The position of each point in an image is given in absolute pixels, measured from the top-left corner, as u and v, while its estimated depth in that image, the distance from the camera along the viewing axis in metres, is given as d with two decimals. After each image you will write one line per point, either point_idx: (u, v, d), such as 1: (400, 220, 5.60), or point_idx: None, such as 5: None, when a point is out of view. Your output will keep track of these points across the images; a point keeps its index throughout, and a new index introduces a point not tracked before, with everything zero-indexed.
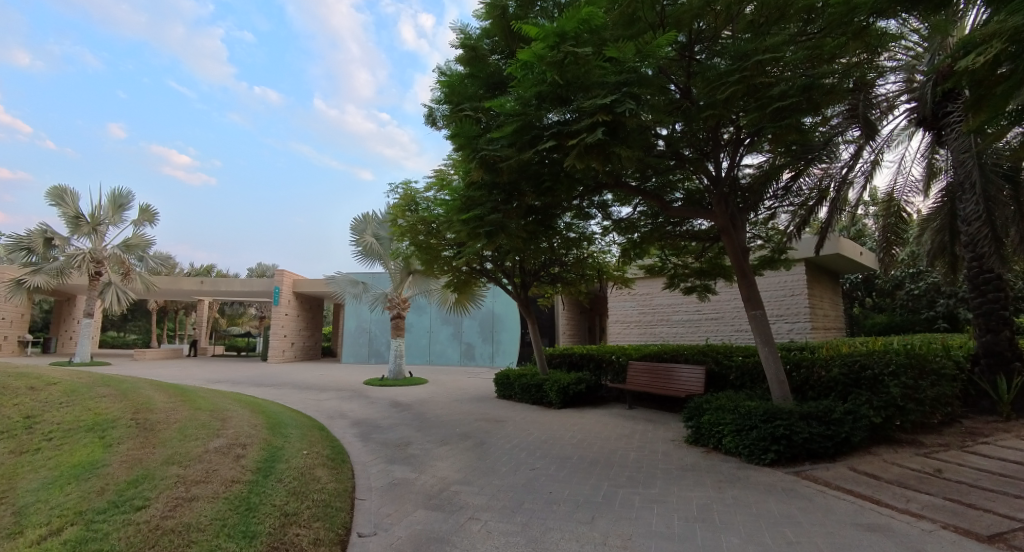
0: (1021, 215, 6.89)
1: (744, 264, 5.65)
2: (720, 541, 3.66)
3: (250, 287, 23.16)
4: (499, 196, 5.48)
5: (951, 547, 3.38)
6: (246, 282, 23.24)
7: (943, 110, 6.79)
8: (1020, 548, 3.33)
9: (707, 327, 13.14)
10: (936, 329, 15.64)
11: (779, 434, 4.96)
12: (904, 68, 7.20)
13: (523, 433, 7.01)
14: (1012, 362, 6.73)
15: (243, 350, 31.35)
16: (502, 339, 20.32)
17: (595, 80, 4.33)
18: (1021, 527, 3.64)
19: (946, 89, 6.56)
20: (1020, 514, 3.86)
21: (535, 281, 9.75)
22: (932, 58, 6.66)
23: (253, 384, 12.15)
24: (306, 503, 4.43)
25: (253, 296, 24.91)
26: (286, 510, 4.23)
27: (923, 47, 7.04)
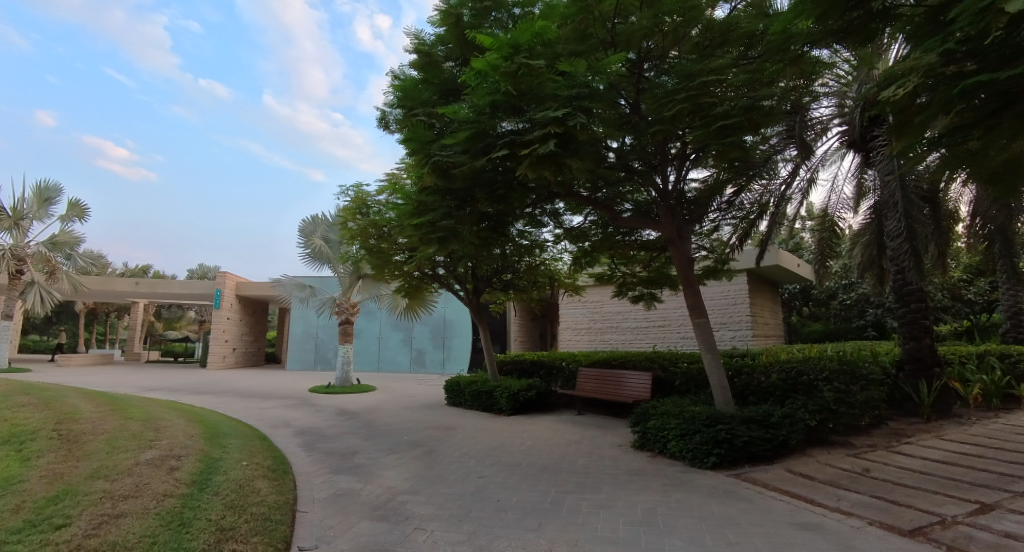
0: (939, 232, 7.46)
1: (690, 274, 5.81)
2: (664, 544, 3.75)
3: (192, 289, 22.02)
4: (452, 202, 5.42)
5: (876, 543, 3.60)
6: (187, 284, 22.01)
7: (870, 134, 7.25)
8: (937, 542, 3.60)
9: (655, 334, 13.50)
10: (865, 336, 16.77)
11: (721, 438, 5.10)
12: (833, 94, 7.54)
13: (472, 441, 6.96)
14: (932, 367, 7.18)
15: (182, 354, 29.70)
16: (453, 345, 20.20)
17: (548, 92, 4.43)
18: (938, 522, 3.93)
19: (873, 115, 6.91)
20: (938, 509, 4.18)
21: (487, 287, 9.74)
22: (861, 86, 6.99)
23: (190, 392, 11.47)
24: (243, 517, 4.22)
25: (195, 298, 23.64)
26: (224, 525, 4.01)
27: (850, 76, 7.33)
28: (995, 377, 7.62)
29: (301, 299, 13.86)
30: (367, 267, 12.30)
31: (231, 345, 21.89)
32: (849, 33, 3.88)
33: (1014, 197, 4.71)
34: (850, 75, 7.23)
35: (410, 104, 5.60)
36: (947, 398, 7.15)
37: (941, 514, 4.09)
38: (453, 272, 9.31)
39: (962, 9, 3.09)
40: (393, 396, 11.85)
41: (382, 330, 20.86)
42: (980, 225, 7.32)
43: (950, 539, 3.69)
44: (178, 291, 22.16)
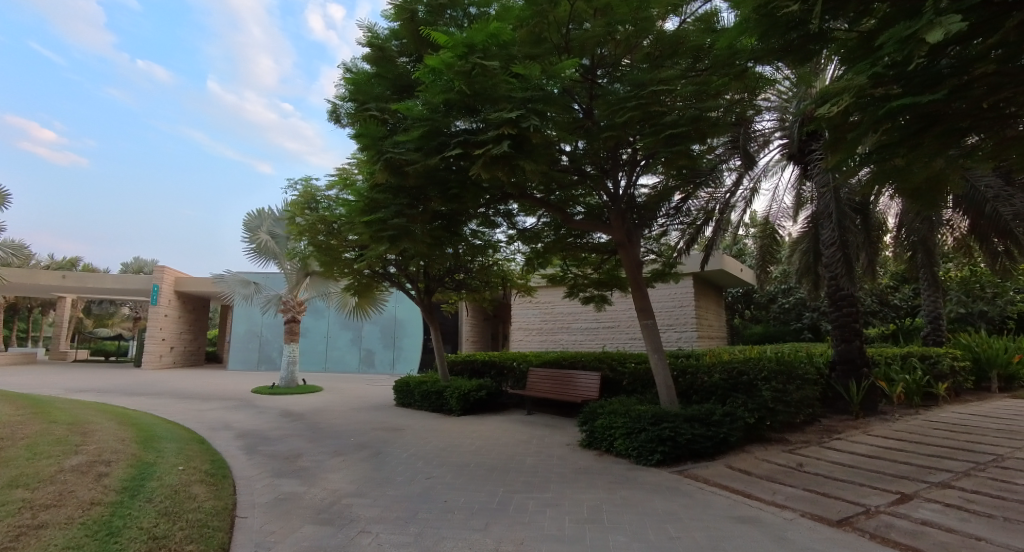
0: (869, 242, 7.95)
1: (639, 277, 5.96)
2: (608, 540, 3.83)
3: (127, 285, 20.76)
4: (405, 200, 5.35)
5: (806, 534, 3.82)
6: (122, 279, 20.67)
7: (808, 148, 7.64)
8: (861, 531, 3.86)
9: (605, 335, 13.78)
10: (801, 338, 17.75)
11: (665, 436, 5.24)
12: (775, 108, 7.84)
13: (421, 441, 6.90)
14: (862, 368, 7.62)
15: (115, 353, 27.90)
16: (404, 345, 19.98)
17: (502, 94, 4.44)
18: (863, 512, 4.21)
19: (811, 130, 7.31)
20: (864, 500, 4.46)
21: (440, 287, 9.66)
22: (799, 103, 7.36)
23: (122, 394, 10.78)
24: (178, 524, 4.00)
25: (132, 293, 22.29)
26: (157, 533, 3.78)
27: (790, 92, 7.60)
28: (916, 376, 8.21)
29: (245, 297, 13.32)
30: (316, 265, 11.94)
31: (168, 343, 20.78)
32: (789, 51, 4.08)
33: (931, 211, 5.10)
34: (791, 91, 7.52)
35: (363, 98, 5.50)
36: (874, 396, 7.63)
37: (865, 505, 4.37)
38: (405, 270, 9.18)
39: (888, 36, 3.32)
40: (341, 396, 11.56)
41: (330, 328, 20.37)
42: (905, 235, 7.86)
43: (873, 528, 3.96)
44: (112, 286, 20.83)
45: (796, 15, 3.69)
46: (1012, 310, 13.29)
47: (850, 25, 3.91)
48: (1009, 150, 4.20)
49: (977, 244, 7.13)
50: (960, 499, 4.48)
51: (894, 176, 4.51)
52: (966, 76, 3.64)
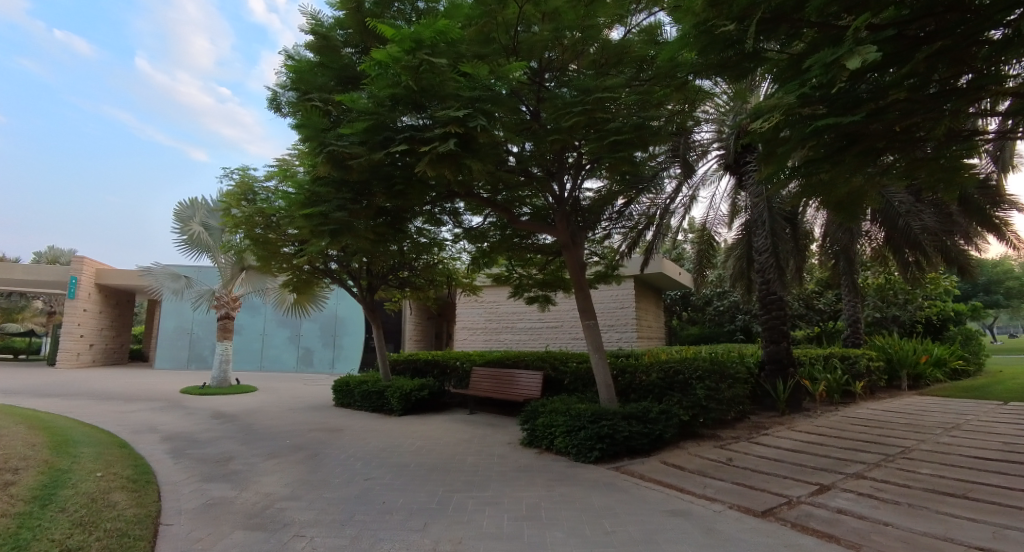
0: (797, 250, 8.44)
1: (581, 278, 6.07)
2: (545, 537, 3.90)
3: (41, 276, 19.16)
4: (348, 194, 5.28)
5: (733, 525, 4.01)
6: (36, 270, 19.08)
7: (743, 159, 8.02)
8: (783, 520, 4.10)
9: (548, 335, 13.98)
10: (734, 339, 18.68)
11: (603, 434, 5.36)
12: (712, 121, 8.15)
13: (360, 442, 6.78)
14: (787, 368, 8.09)
15: (25, 350, 25.64)
16: (345, 343, 19.53)
17: (450, 92, 4.40)
18: (785, 503, 4.48)
19: (745, 143, 7.68)
20: (787, 491, 4.75)
21: (383, 284, 9.57)
22: (734, 117, 7.75)
23: (31, 395, 9.93)
24: (95, 535, 3.74)
25: (48, 286, 20.57)
26: (69, 544, 3.52)
27: (727, 106, 7.96)
28: (836, 375, 8.80)
29: (175, 292, 12.61)
30: (253, 260, 11.43)
31: (87, 340, 19.35)
32: (726, 67, 4.26)
33: (850, 223, 5.46)
34: (728, 105, 7.86)
35: (304, 87, 5.35)
36: (798, 394, 8.11)
37: (788, 496, 4.65)
38: (347, 267, 8.95)
39: (815, 60, 3.54)
40: (278, 397, 11.12)
41: (265, 326, 19.70)
42: (829, 245, 8.43)
43: (794, 518, 4.22)
44: (23, 277, 19.18)
45: (732, 33, 3.87)
46: (921, 315, 14.53)
47: (781, 46, 4.14)
48: (918, 170, 4.60)
49: (892, 254, 7.72)
50: (872, 488, 4.85)
51: (817, 189, 4.80)
52: (882, 101, 3.94)
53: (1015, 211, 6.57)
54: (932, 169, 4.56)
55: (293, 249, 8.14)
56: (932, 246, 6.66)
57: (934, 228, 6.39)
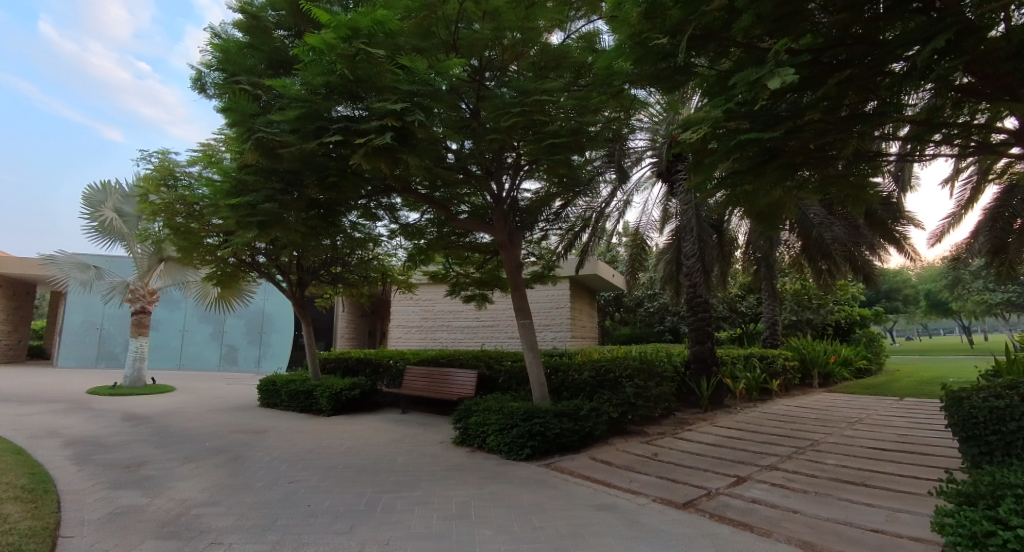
0: (722, 256, 8.92)
1: (518, 278, 6.13)
2: (473, 535, 3.90)
3: None
4: (278, 184, 5.13)
5: (656, 517, 4.16)
6: None
7: (674, 168, 8.37)
8: (703, 512, 4.30)
9: (483, 334, 14.05)
10: (663, 339, 19.51)
11: (535, 431, 5.46)
12: (646, 129, 8.37)
13: (286, 444, 6.57)
14: (711, 366, 8.53)
15: None
16: (272, 341, 19.24)
17: (387, 84, 4.27)
18: (705, 494, 4.72)
19: (676, 153, 8.01)
20: (707, 483, 5.00)
21: (314, 279, 9.38)
22: (665, 128, 8.07)
23: None
24: None
25: None
26: None
27: (660, 116, 8.24)
28: (755, 374, 9.39)
29: (83, 283, 11.78)
30: (173, 251, 10.73)
31: None
32: (661, 78, 4.37)
33: (770, 232, 5.77)
34: (661, 115, 8.13)
35: (231, 69, 5.11)
36: (720, 391, 8.60)
37: (708, 488, 4.90)
38: (275, 261, 8.58)
39: (740, 77, 3.72)
40: (199, 397, 10.52)
41: (185, 322, 18.84)
42: (752, 252, 8.96)
43: (713, 508, 4.45)
44: None
45: (665, 46, 3.98)
46: (831, 318, 15.77)
47: (711, 63, 4.30)
48: (830, 186, 4.96)
49: (807, 262, 8.30)
50: (783, 479, 5.21)
51: (740, 199, 5.06)
52: (800, 119, 4.18)
53: (911, 226, 7.31)
54: (840, 182, 4.89)
55: (216, 240, 7.71)
56: (841, 256, 7.23)
57: (843, 238, 7.10)
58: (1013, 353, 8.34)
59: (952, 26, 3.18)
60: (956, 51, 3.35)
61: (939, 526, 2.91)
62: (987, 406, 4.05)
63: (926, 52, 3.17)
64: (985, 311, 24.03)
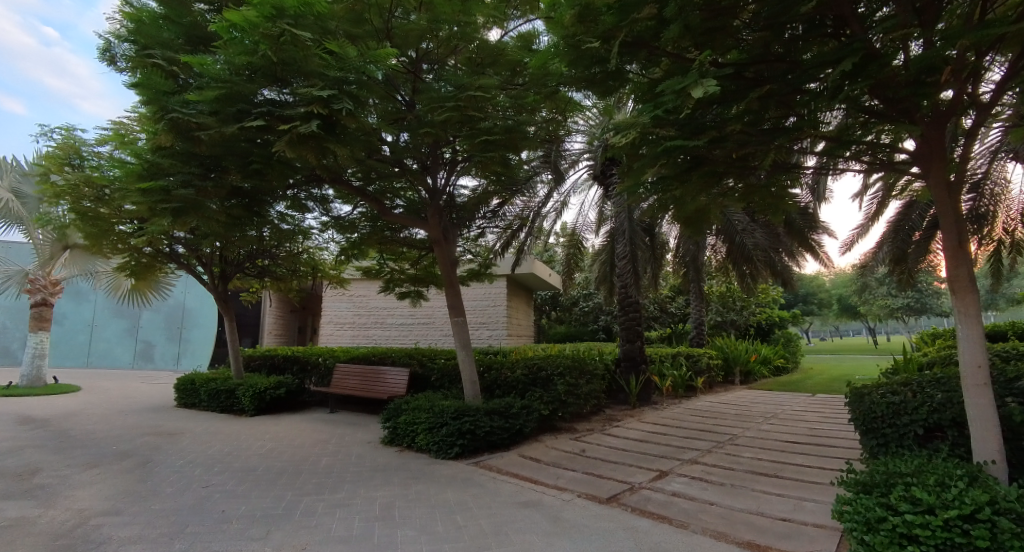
0: (653, 258, 9.27)
1: (452, 275, 6.09)
2: (394, 536, 3.80)
3: None
4: (196, 168, 4.81)
5: (579, 512, 4.24)
6: None
7: (608, 172, 8.62)
8: (624, 506, 4.43)
9: (419, 332, 13.89)
10: (596, 338, 20.09)
11: (464, 430, 5.44)
12: (582, 132, 8.64)
13: (203, 447, 6.20)
14: (639, 364, 8.85)
15: None
16: (192, 337, 17.95)
17: (314, 69, 4.06)
18: (627, 489, 4.87)
19: (609, 157, 8.25)
20: (631, 478, 5.16)
21: (239, 272, 8.91)
22: (599, 132, 8.29)
23: None
24: None
25: None
26: None
27: (596, 120, 8.46)
28: (681, 372, 9.86)
29: None
30: (79, 238, 9.84)
31: None
32: (593, 81, 4.44)
33: (696, 237, 6.03)
34: (597, 119, 8.34)
35: (144, 41, 4.73)
36: (648, 388, 8.95)
37: (631, 482, 5.06)
38: (196, 251, 8.05)
39: (668, 86, 3.84)
40: (108, 397, 9.70)
41: (94, 316, 17.65)
42: (681, 255, 9.38)
43: (634, 502, 4.60)
44: None
45: (598, 51, 4.04)
46: (752, 319, 16.82)
47: (642, 70, 4.42)
48: (749, 195, 5.24)
49: (731, 266, 8.79)
50: (702, 472, 5.48)
51: (668, 203, 5.26)
52: (723, 130, 4.36)
53: (822, 235, 7.91)
54: (758, 191, 5.18)
55: (129, 227, 7.42)
56: (760, 261, 7.71)
57: (763, 245, 7.60)
58: (908, 352, 9.22)
59: (858, 51, 3.42)
60: (861, 74, 3.60)
61: (840, 513, 3.07)
62: (885, 402, 4.39)
63: (834, 73, 3.38)
64: (886, 313, 26.53)
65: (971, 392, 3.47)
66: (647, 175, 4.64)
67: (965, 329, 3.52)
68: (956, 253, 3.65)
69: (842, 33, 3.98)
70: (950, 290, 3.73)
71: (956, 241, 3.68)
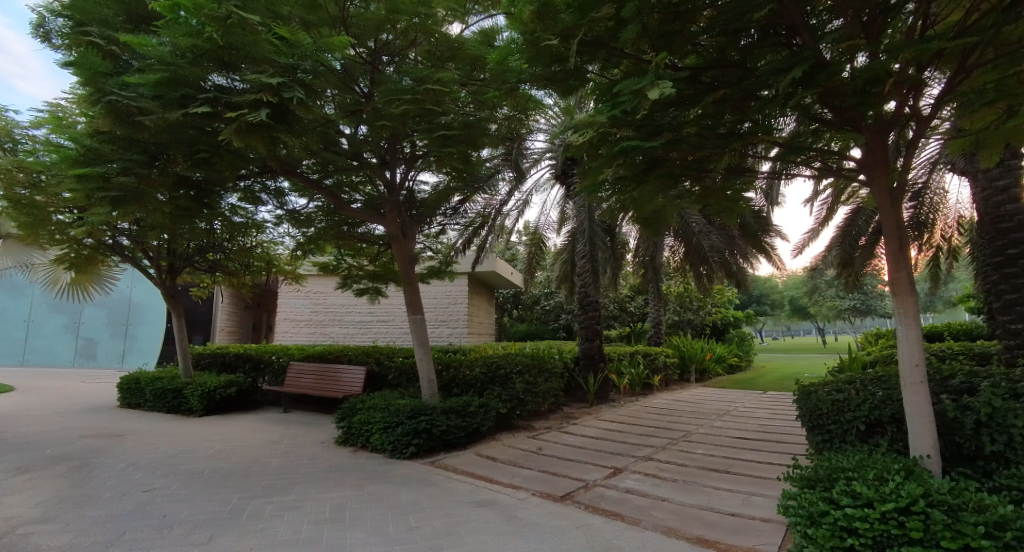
0: (613, 258, 9.41)
1: (410, 272, 6.02)
2: (344, 538, 3.71)
3: None
4: (140, 155, 4.54)
5: (533, 511, 4.26)
6: None
7: (569, 171, 8.70)
8: (578, 503, 4.48)
9: (377, 329, 13.68)
10: (557, 337, 20.28)
11: (420, 429, 5.37)
12: (544, 131, 8.68)
13: (145, 449, 5.90)
14: (598, 363, 8.97)
15: None
16: (139, 334, 17.09)
17: (264, 55, 3.91)
18: (582, 486, 4.92)
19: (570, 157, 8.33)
20: (586, 476, 5.23)
21: (188, 267, 8.55)
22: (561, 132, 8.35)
23: None
24: None
25: None
26: None
27: (558, 120, 8.53)
28: (638, 370, 10.07)
29: None
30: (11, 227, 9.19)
31: None
32: (553, 79, 4.44)
33: (655, 238, 6.13)
34: (558, 119, 8.40)
35: (79, 17, 4.43)
36: (606, 386, 9.10)
37: (586, 480, 5.12)
38: (141, 244, 7.66)
39: (626, 86, 3.87)
40: (42, 398, 9.11)
41: (30, 313, 16.63)
42: (640, 255, 9.56)
43: (588, 499, 4.65)
44: None
45: (557, 50, 4.05)
46: (707, 318, 17.36)
47: (602, 70, 4.44)
48: (705, 197, 5.37)
49: (688, 266, 9.03)
50: (656, 468, 5.60)
51: (628, 204, 5.33)
52: (679, 133, 4.44)
53: (774, 238, 8.21)
54: (712, 194, 5.32)
55: (67, 217, 7.02)
56: (715, 262, 7.94)
57: (718, 247, 7.84)
58: (853, 352, 9.71)
59: (807, 60, 3.53)
60: (811, 82, 3.71)
61: (785, 508, 3.17)
62: (830, 399, 4.57)
63: (786, 80, 3.48)
64: (834, 314, 27.91)
65: (908, 389, 3.66)
66: (606, 175, 4.69)
67: (904, 329, 3.72)
68: (896, 256, 3.83)
69: (793, 42, 4.12)
70: (890, 292, 3.93)
71: (897, 246, 3.87)
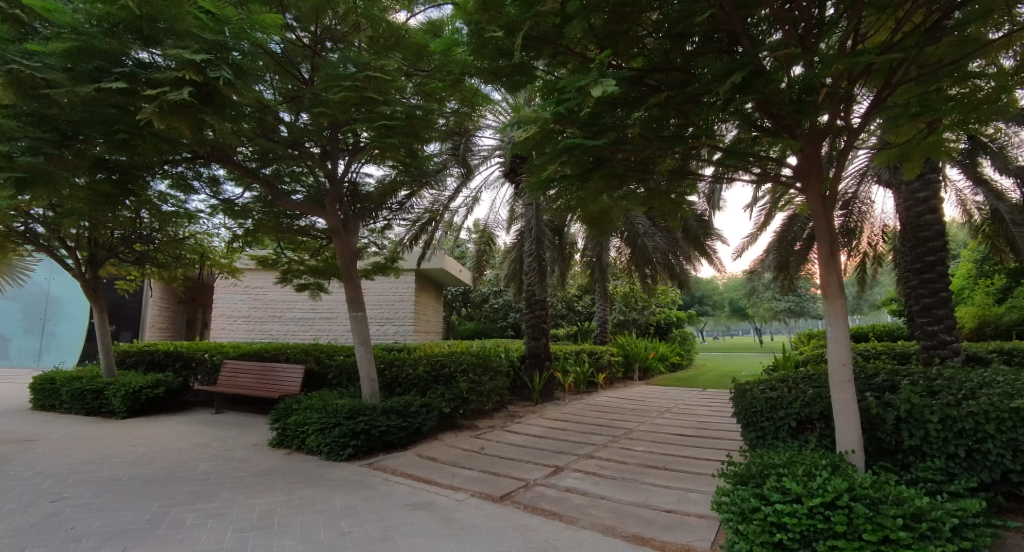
0: (560, 257, 9.54)
1: (351, 268, 5.88)
2: (271, 546, 3.56)
3: None
4: (50, 134, 4.16)
5: (471, 512, 4.25)
6: None
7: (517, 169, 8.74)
8: (516, 503, 4.50)
9: (320, 327, 13.27)
10: (505, 335, 20.35)
11: (358, 430, 5.25)
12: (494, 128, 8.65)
13: (55, 455, 5.45)
14: (543, 361, 9.08)
15: None
16: (57, 329, 15.75)
17: (188, 29, 3.70)
18: (522, 486, 4.96)
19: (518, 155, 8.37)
20: (527, 475, 5.27)
21: (113, 258, 8.00)
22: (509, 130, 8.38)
23: None
24: None
25: None
26: None
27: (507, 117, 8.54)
28: (583, 368, 10.26)
29: None
30: None
31: None
32: (500, 74, 4.41)
33: (601, 239, 6.22)
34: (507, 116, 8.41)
35: None
36: (551, 385, 9.21)
37: (527, 479, 5.16)
38: (57, 231, 7.07)
39: (568, 84, 3.91)
40: None
41: None
42: (587, 254, 9.74)
43: (527, 499, 4.68)
44: None
45: (501, 43, 4.06)
46: (652, 318, 17.93)
47: (547, 68, 4.46)
48: (649, 199, 5.50)
49: (633, 267, 9.27)
50: (596, 466, 5.72)
51: (574, 202, 5.39)
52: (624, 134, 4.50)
53: (717, 240, 8.53)
54: (655, 197, 5.46)
55: None
56: (659, 262, 8.18)
57: (661, 248, 8.10)
58: (787, 351, 10.26)
59: (744, 68, 3.64)
60: (750, 89, 3.83)
61: (719, 504, 3.29)
62: (766, 397, 4.78)
63: (724, 85, 3.59)
64: (770, 315, 29.55)
65: (837, 387, 3.85)
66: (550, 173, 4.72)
67: (834, 329, 3.93)
68: (828, 261, 4.05)
69: (734, 50, 4.27)
70: (823, 295, 4.15)
71: (828, 251, 4.11)
